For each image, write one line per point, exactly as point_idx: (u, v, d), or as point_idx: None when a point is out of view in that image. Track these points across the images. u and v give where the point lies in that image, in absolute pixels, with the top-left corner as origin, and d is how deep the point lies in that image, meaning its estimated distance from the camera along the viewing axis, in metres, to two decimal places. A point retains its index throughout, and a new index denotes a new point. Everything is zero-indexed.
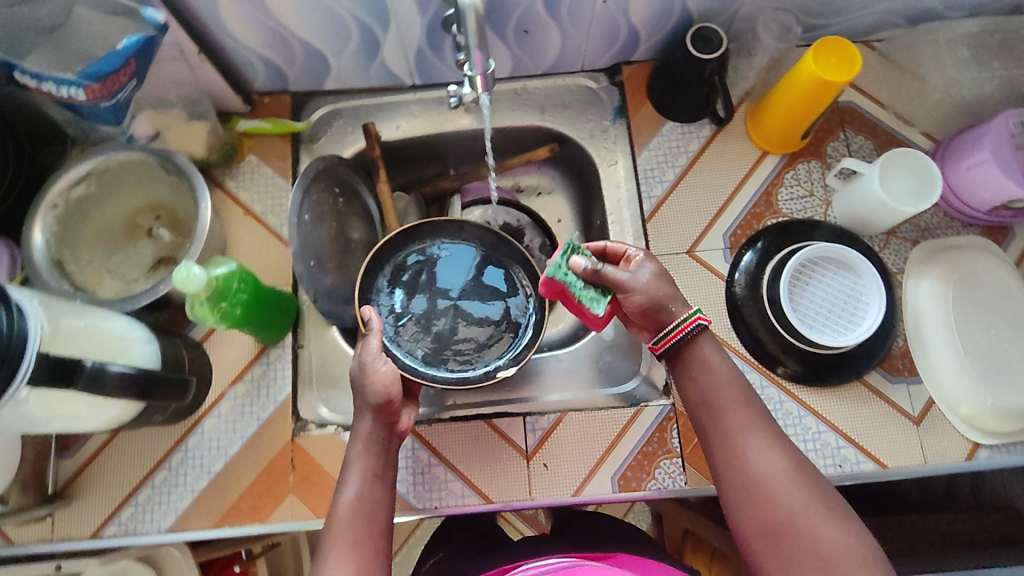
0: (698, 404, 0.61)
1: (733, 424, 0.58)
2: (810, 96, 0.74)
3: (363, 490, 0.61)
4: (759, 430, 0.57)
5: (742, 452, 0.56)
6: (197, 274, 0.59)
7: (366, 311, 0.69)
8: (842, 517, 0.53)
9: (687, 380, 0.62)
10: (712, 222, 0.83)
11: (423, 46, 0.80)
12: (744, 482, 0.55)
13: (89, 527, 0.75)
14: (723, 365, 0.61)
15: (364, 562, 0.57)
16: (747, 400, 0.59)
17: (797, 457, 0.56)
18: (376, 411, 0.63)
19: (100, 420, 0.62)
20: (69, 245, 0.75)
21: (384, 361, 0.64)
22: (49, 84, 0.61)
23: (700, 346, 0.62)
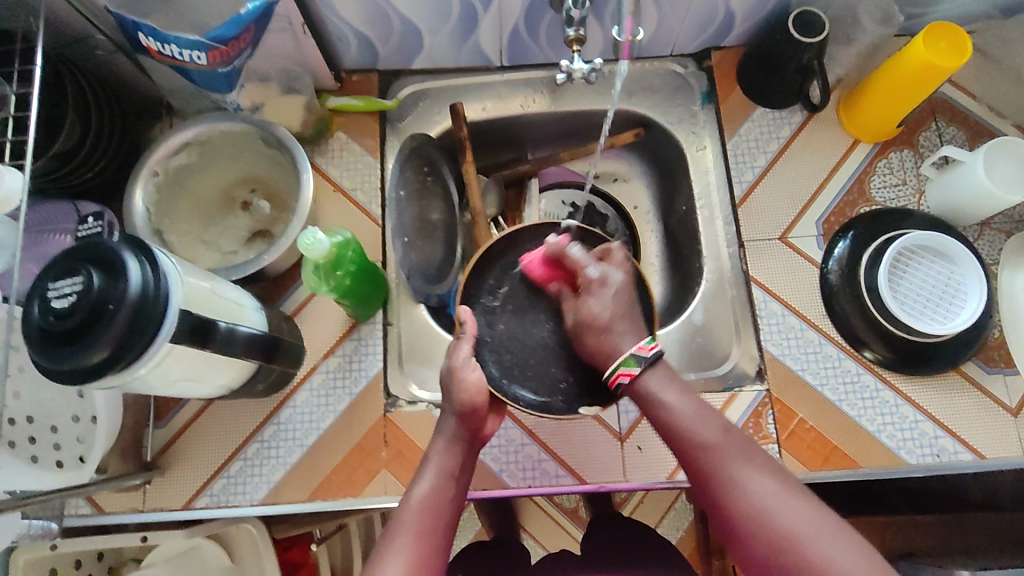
0: (674, 442, 0.60)
1: (713, 455, 0.57)
2: (916, 83, 0.73)
3: (437, 486, 0.61)
4: (742, 461, 0.56)
5: (732, 480, 0.56)
6: (322, 240, 0.60)
7: (464, 314, 0.68)
8: (844, 532, 0.52)
9: (656, 422, 0.61)
10: (805, 208, 0.82)
11: (519, 25, 0.80)
12: (740, 514, 0.54)
13: (182, 496, 0.75)
14: (686, 399, 0.61)
15: (424, 554, 0.56)
16: (721, 431, 0.59)
17: (786, 478, 0.56)
18: (462, 416, 0.64)
19: (216, 384, 0.63)
20: (168, 214, 0.76)
21: (472, 369, 0.65)
22: (173, 47, 0.60)
23: (652, 389, 0.61)
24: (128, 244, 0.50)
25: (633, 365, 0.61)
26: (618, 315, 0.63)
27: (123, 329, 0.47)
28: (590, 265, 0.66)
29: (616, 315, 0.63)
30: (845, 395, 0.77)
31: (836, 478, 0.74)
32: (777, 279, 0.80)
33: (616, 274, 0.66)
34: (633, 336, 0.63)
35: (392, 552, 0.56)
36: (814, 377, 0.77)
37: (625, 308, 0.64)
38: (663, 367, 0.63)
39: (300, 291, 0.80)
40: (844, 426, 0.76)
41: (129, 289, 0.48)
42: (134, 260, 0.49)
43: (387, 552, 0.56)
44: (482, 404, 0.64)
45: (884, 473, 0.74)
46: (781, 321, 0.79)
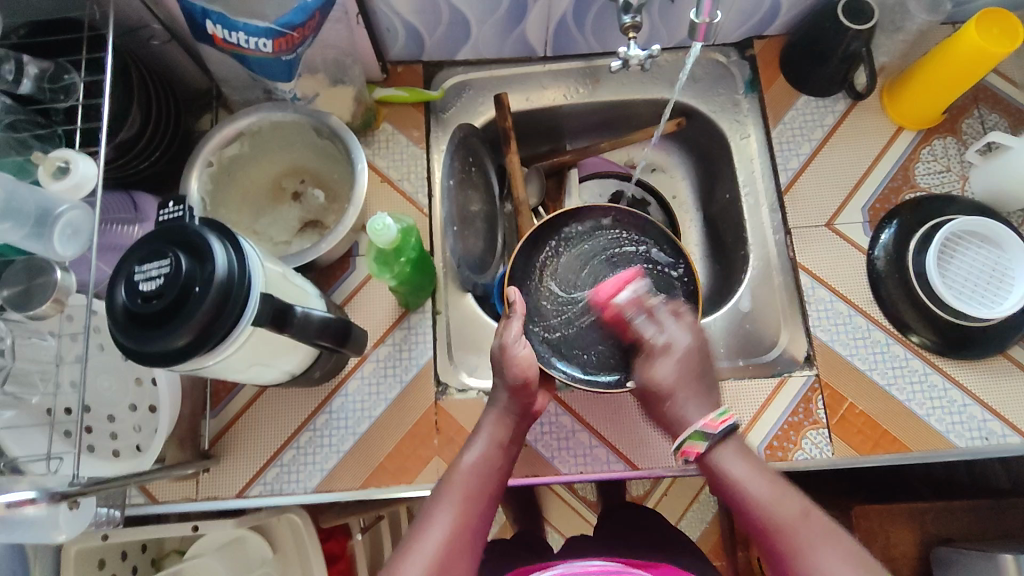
0: (750, 518, 0.56)
1: (790, 542, 0.53)
2: (965, 68, 0.74)
3: (487, 454, 0.64)
4: (821, 547, 0.52)
5: (810, 567, 0.52)
6: (390, 226, 0.60)
7: (511, 292, 0.72)
8: None
9: (728, 497, 0.58)
10: (851, 195, 0.83)
11: (568, 14, 0.80)
12: None
13: (236, 485, 0.75)
14: (758, 474, 0.57)
15: (469, 512, 0.58)
16: (798, 511, 0.54)
17: (870, 565, 0.51)
18: (513, 391, 0.67)
19: (282, 370, 0.64)
20: (221, 205, 0.76)
21: (523, 345, 0.67)
22: (240, 34, 0.61)
23: (721, 461, 0.58)
24: (212, 227, 0.50)
25: (700, 441, 0.59)
26: (682, 383, 0.62)
27: (211, 310, 0.48)
28: (655, 330, 0.68)
29: (677, 383, 0.62)
30: (894, 379, 0.77)
31: (886, 461, 0.75)
32: (824, 266, 0.81)
33: (681, 339, 0.65)
34: (697, 408, 0.61)
35: (439, 509, 0.58)
36: (863, 362, 0.78)
37: (690, 380, 0.63)
38: (733, 442, 0.59)
39: (350, 280, 0.81)
40: (893, 410, 0.76)
41: (217, 270, 0.48)
42: (219, 242, 0.49)
43: (435, 510, 0.58)
44: (532, 378, 0.67)
45: (934, 456, 0.75)
46: (830, 306, 0.80)
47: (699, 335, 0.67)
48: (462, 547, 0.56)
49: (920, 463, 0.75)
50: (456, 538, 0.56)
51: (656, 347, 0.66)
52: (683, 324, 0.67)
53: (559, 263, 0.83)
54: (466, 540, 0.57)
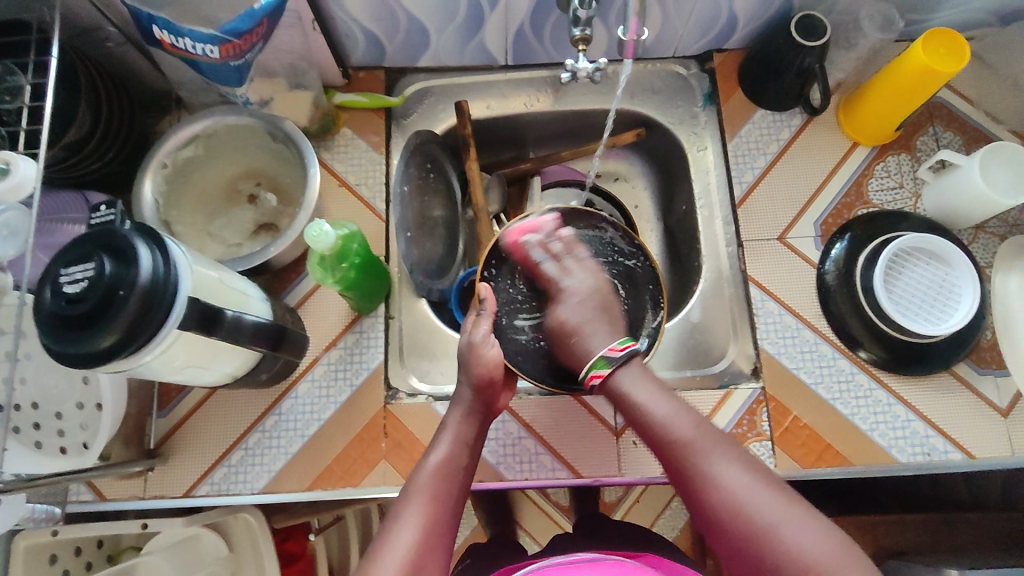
0: (651, 434, 0.63)
1: (689, 451, 0.61)
2: (916, 87, 0.74)
3: (451, 453, 0.64)
4: (717, 454, 0.60)
5: (707, 471, 0.59)
6: (328, 231, 0.62)
7: (482, 289, 0.70)
8: (800, 504, 0.57)
9: (632, 419, 0.65)
10: (803, 210, 0.83)
11: (525, 25, 0.81)
12: (715, 504, 0.58)
13: (183, 485, 0.76)
14: (658, 394, 0.65)
15: (438, 517, 0.59)
16: (692, 424, 0.62)
17: (756, 466, 0.60)
18: (477, 389, 0.67)
19: (221, 372, 0.65)
20: (174, 206, 0.76)
21: (491, 346, 0.67)
22: (186, 40, 0.61)
23: (625, 385, 0.66)
24: (140, 232, 0.51)
25: (602, 367, 0.67)
26: (587, 320, 0.71)
27: (134, 314, 0.48)
28: (561, 274, 0.74)
29: (584, 321, 0.70)
30: (838, 394, 0.78)
31: (828, 474, 0.76)
32: (774, 279, 0.82)
33: (582, 281, 0.73)
34: (603, 337, 0.69)
35: (406, 512, 0.58)
36: (808, 375, 0.79)
37: (595, 313, 0.71)
38: (633, 367, 0.67)
39: (304, 283, 0.81)
40: (836, 423, 0.77)
41: (140, 275, 0.49)
42: (145, 247, 0.50)
43: (401, 516, 0.58)
44: (497, 378, 0.67)
45: (875, 470, 0.75)
46: (778, 319, 0.80)
47: (597, 270, 0.75)
48: (432, 546, 0.57)
49: (861, 477, 0.76)
50: (426, 543, 0.56)
51: (561, 292, 0.73)
52: (585, 267, 0.75)
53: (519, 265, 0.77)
54: (435, 546, 0.57)
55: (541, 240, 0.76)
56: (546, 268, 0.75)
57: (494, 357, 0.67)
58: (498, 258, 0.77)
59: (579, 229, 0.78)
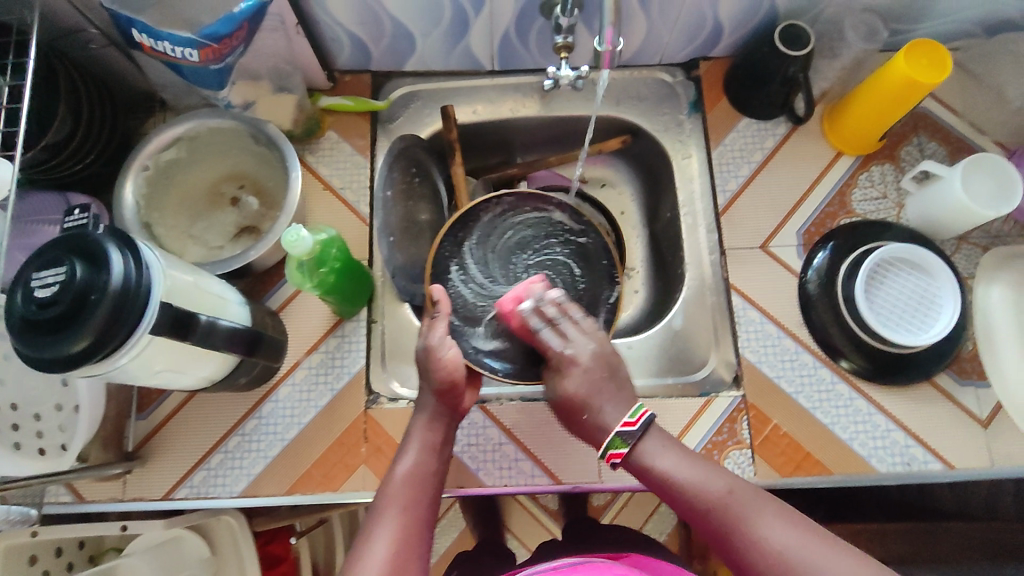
0: (685, 503, 0.59)
1: (726, 514, 0.56)
2: (898, 97, 0.75)
3: (420, 460, 0.64)
4: (757, 512, 0.55)
5: (751, 534, 0.54)
6: (305, 237, 0.62)
7: (436, 292, 0.70)
8: (852, 552, 0.51)
9: (664, 491, 0.60)
10: (787, 218, 0.84)
11: (510, 31, 0.81)
12: (764, 568, 0.52)
13: (162, 488, 0.75)
14: (685, 461, 0.61)
15: (411, 525, 0.58)
16: (724, 486, 0.57)
17: (801, 520, 0.54)
18: (440, 393, 0.67)
19: (198, 376, 0.65)
20: (156, 209, 0.76)
21: (448, 347, 0.67)
22: (165, 44, 0.61)
23: (648, 456, 0.61)
24: (113, 237, 0.51)
25: (621, 446, 0.62)
26: (595, 391, 0.65)
27: (105, 319, 0.48)
28: (560, 341, 0.68)
29: (591, 393, 0.65)
30: (819, 403, 0.78)
31: (807, 484, 0.76)
32: (756, 288, 0.82)
33: (583, 348, 0.67)
34: (614, 410, 0.64)
35: (381, 522, 0.57)
36: (789, 383, 0.79)
37: (601, 386, 0.65)
38: (654, 436, 0.63)
39: (286, 287, 0.81)
40: (816, 433, 0.77)
41: (112, 280, 0.49)
42: (118, 252, 0.50)
43: (376, 527, 0.57)
44: (460, 380, 0.67)
45: (855, 480, 0.75)
46: (760, 328, 0.80)
47: (596, 334, 0.69)
48: (409, 556, 0.55)
49: (841, 486, 0.76)
50: (403, 551, 0.55)
51: (562, 362, 0.67)
52: (582, 329, 0.69)
53: (469, 252, 0.79)
54: (412, 555, 0.56)
55: (532, 305, 0.70)
56: (544, 336, 0.69)
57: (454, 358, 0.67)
58: (448, 248, 0.79)
59: (526, 212, 0.82)
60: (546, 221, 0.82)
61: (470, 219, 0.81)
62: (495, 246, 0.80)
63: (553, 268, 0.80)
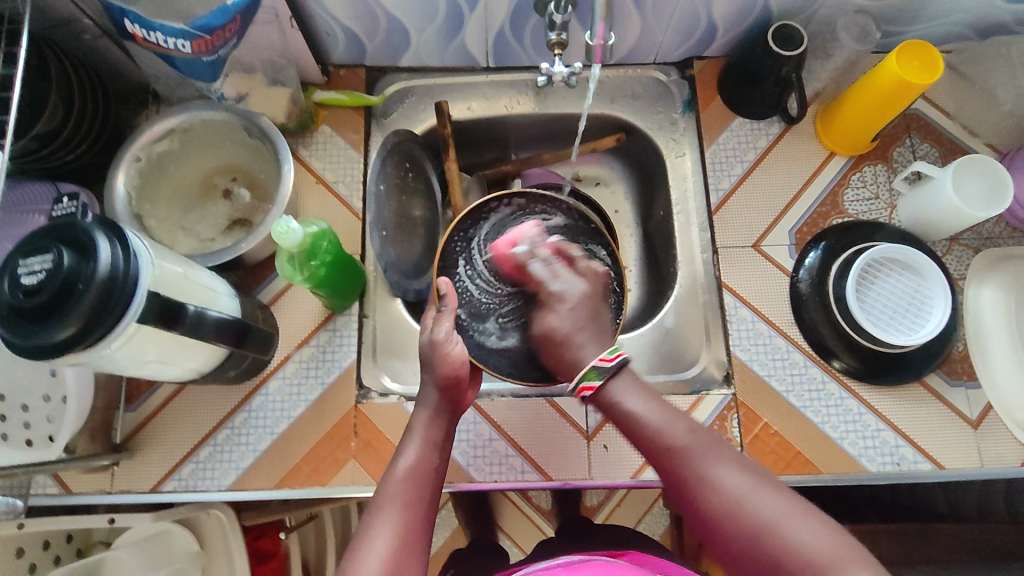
0: (642, 439, 0.59)
1: (685, 458, 0.56)
2: (890, 98, 0.75)
3: (423, 455, 0.62)
4: (714, 457, 0.56)
5: (704, 475, 0.55)
6: (295, 229, 0.62)
7: (441, 285, 0.69)
8: (808, 509, 0.52)
9: (624, 427, 0.61)
10: (778, 218, 0.84)
11: (505, 27, 0.81)
12: (713, 509, 0.53)
13: (150, 480, 0.75)
14: (653, 402, 0.60)
15: (412, 522, 0.56)
16: (687, 430, 0.58)
17: (757, 470, 0.55)
18: (443, 389, 0.65)
19: (186, 368, 0.65)
20: (148, 200, 0.76)
21: (455, 343, 0.65)
22: (158, 34, 0.60)
23: (618, 394, 0.61)
24: (101, 225, 0.51)
25: (594, 379, 0.61)
26: (579, 327, 0.64)
27: (92, 307, 0.48)
28: (552, 279, 0.68)
29: (574, 329, 0.64)
30: (809, 402, 0.78)
31: (797, 482, 0.75)
32: (748, 286, 0.82)
33: (573, 286, 0.66)
34: (592, 349, 0.63)
35: (380, 520, 0.55)
36: (779, 382, 0.79)
37: (585, 322, 0.65)
38: (628, 376, 0.62)
39: (278, 280, 0.81)
40: (806, 432, 0.77)
41: (99, 268, 0.49)
42: (106, 240, 0.50)
43: (375, 524, 0.55)
44: (463, 376, 0.65)
45: (844, 479, 0.75)
46: (751, 326, 0.81)
47: (587, 275, 0.68)
48: (410, 554, 0.54)
49: (830, 485, 0.76)
50: (403, 551, 0.54)
51: (551, 298, 0.66)
52: (576, 271, 0.68)
53: (478, 248, 0.79)
54: (412, 553, 0.54)
55: (527, 248, 0.71)
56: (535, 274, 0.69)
57: (459, 353, 0.65)
58: (458, 239, 0.79)
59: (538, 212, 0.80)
60: (557, 223, 0.79)
61: (481, 215, 0.79)
62: None
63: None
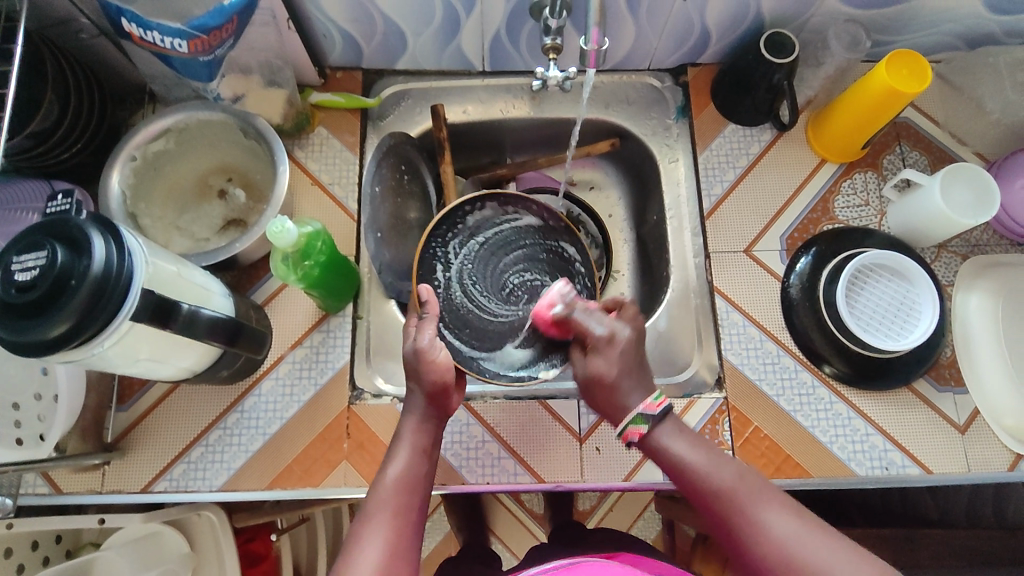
0: (689, 486, 0.56)
1: (733, 503, 0.54)
2: (880, 106, 0.76)
3: (410, 464, 0.61)
4: (763, 503, 0.53)
5: (755, 522, 0.52)
6: (289, 228, 0.62)
7: (422, 292, 0.68)
8: (862, 554, 0.50)
9: (670, 473, 0.58)
10: (770, 224, 0.85)
11: (501, 32, 0.82)
12: (766, 558, 0.51)
13: (141, 481, 0.75)
14: (698, 445, 0.58)
15: (402, 532, 0.56)
16: (736, 474, 0.55)
17: (810, 517, 0.53)
18: (430, 396, 0.65)
19: (178, 367, 0.65)
20: (143, 200, 0.76)
21: (441, 349, 0.65)
22: (154, 33, 0.61)
23: (662, 438, 0.58)
24: (95, 222, 0.52)
25: (641, 424, 0.58)
26: (626, 370, 0.60)
27: (84, 303, 0.48)
28: (598, 321, 0.64)
29: (621, 372, 0.60)
30: (799, 406, 0.79)
31: (787, 486, 0.76)
32: (739, 291, 0.83)
33: (621, 332, 0.62)
34: (639, 391, 0.59)
35: (370, 530, 0.55)
36: (768, 386, 0.79)
37: (632, 365, 0.60)
38: (672, 419, 0.60)
39: (272, 281, 0.81)
40: (796, 435, 0.78)
41: (93, 265, 0.49)
42: (100, 237, 0.50)
43: (364, 536, 0.55)
44: (450, 382, 0.65)
45: (833, 483, 0.76)
46: (742, 330, 0.81)
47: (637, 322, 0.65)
48: (399, 565, 0.53)
49: (820, 489, 0.76)
50: (392, 562, 0.53)
51: (598, 342, 0.62)
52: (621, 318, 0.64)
53: (455, 251, 0.80)
54: (402, 563, 0.54)
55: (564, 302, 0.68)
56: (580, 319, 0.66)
57: (443, 359, 0.65)
58: (434, 246, 0.79)
59: (506, 210, 0.82)
60: (527, 223, 0.83)
61: (455, 219, 0.81)
62: (477, 244, 0.81)
63: (537, 268, 0.81)
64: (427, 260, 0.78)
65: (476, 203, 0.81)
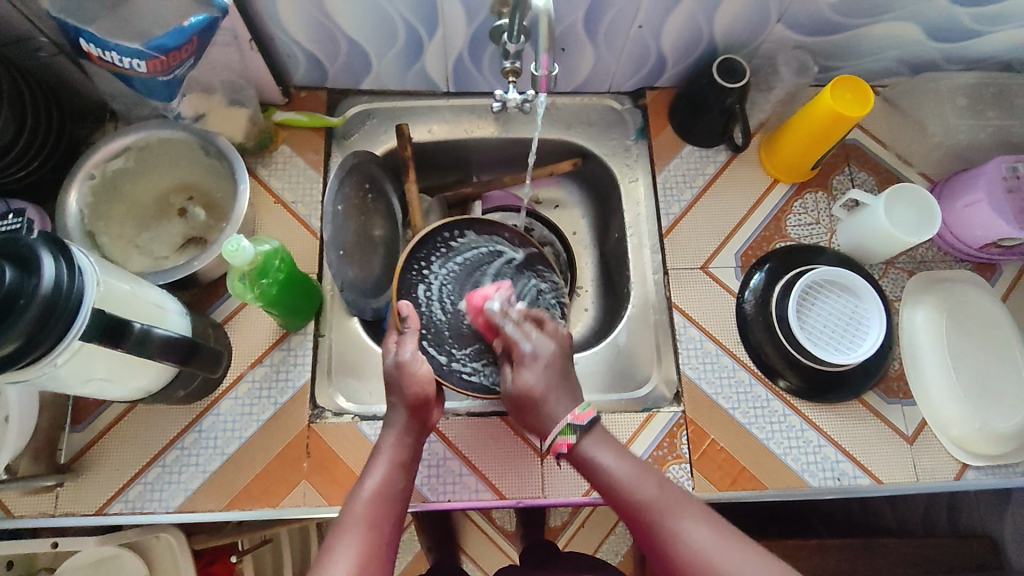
0: (613, 496, 0.60)
1: (653, 515, 0.57)
2: (827, 129, 0.79)
3: (388, 478, 0.61)
4: (680, 513, 0.57)
5: (672, 529, 0.56)
6: (246, 247, 0.63)
7: (403, 308, 0.71)
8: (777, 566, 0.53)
9: (598, 484, 0.61)
10: (724, 242, 0.87)
11: (464, 55, 0.84)
12: (684, 566, 0.54)
13: (94, 503, 0.73)
14: (622, 456, 0.61)
15: (374, 543, 0.56)
16: (656, 487, 0.58)
17: (726, 526, 0.56)
18: (412, 408, 0.66)
19: (134, 386, 0.65)
20: (101, 218, 0.76)
21: (422, 361, 0.66)
22: (112, 54, 0.62)
23: (590, 450, 0.61)
24: (47, 242, 0.52)
25: (569, 435, 0.60)
26: (552, 387, 0.62)
27: (33, 322, 0.48)
28: (523, 338, 0.65)
29: (548, 387, 0.62)
30: (755, 419, 0.80)
31: (743, 497, 0.78)
32: (697, 307, 0.85)
33: (545, 347, 0.64)
34: (565, 404, 0.61)
35: (343, 539, 0.55)
36: (723, 399, 0.81)
37: (557, 380, 0.63)
38: (597, 431, 0.62)
39: (232, 299, 0.81)
40: (752, 448, 0.79)
41: (42, 283, 0.49)
42: (49, 257, 0.50)
43: (336, 546, 0.54)
44: (431, 395, 0.66)
45: (788, 494, 0.78)
46: (698, 345, 0.83)
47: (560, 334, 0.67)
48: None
49: (775, 501, 0.78)
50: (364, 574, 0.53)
51: (523, 358, 0.64)
52: (548, 332, 0.66)
53: (437, 273, 0.81)
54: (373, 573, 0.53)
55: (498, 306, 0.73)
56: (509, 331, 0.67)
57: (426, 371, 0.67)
58: (417, 267, 0.81)
59: (483, 235, 0.84)
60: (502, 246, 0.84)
61: (437, 243, 0.82)
62: (457, 268, 0.81)
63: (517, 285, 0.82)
64: (408, 279, 0.79)
65: (456, 228, 0.83)
